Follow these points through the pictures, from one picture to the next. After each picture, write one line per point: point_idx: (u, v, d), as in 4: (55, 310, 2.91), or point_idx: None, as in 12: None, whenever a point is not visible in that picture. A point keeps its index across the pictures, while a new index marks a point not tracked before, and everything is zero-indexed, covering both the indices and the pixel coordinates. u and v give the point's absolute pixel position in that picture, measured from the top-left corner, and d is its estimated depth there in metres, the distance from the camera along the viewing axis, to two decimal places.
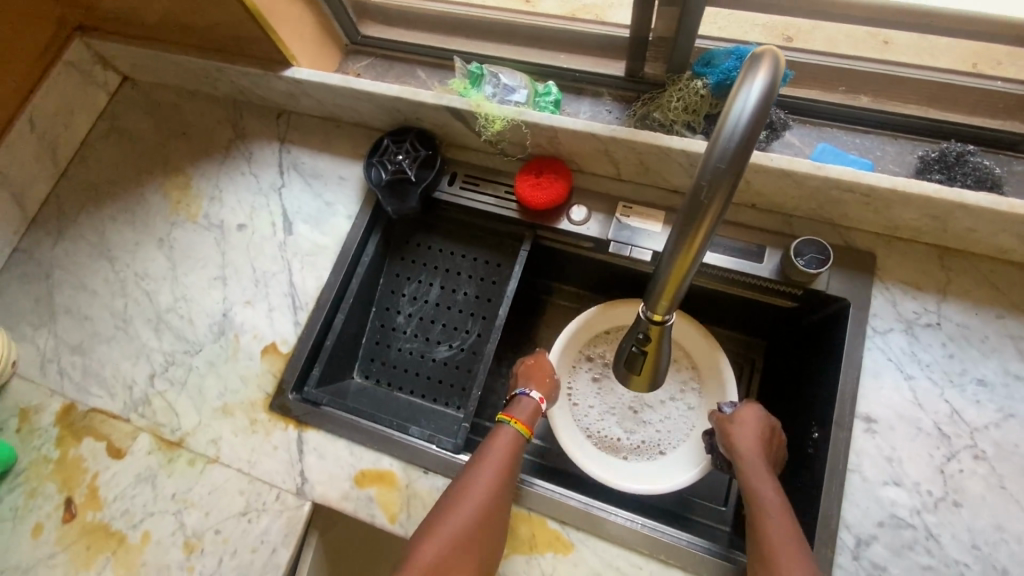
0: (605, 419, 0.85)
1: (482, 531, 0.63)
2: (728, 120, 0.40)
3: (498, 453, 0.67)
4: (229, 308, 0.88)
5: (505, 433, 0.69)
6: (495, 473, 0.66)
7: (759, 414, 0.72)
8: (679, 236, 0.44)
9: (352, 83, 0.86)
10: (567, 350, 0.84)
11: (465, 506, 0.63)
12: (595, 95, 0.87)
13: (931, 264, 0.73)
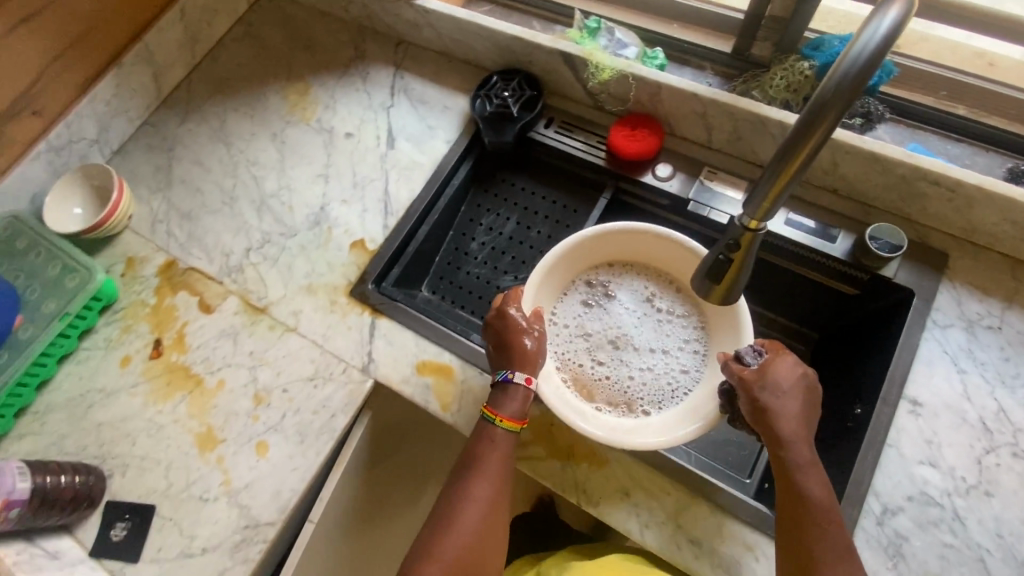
0: (581, 346, 0.82)
1: (484, 543, 0.64)
2: (856, 45, 0.42)
3: (494, 458, 0.67)
4: (327, 204, 0.97)
5: (495, 438, 0.68)
6: (491, 486, 0.66)
7: (790, 376, 0.63)
8: (785, 152, 0.45)
9: (478, 19, 0.94)
10: (561, 269, 0.81)
11: (462, 524, 0.64)
12: (697, 67, 0.91)
13: (1001, 273, 0.76)
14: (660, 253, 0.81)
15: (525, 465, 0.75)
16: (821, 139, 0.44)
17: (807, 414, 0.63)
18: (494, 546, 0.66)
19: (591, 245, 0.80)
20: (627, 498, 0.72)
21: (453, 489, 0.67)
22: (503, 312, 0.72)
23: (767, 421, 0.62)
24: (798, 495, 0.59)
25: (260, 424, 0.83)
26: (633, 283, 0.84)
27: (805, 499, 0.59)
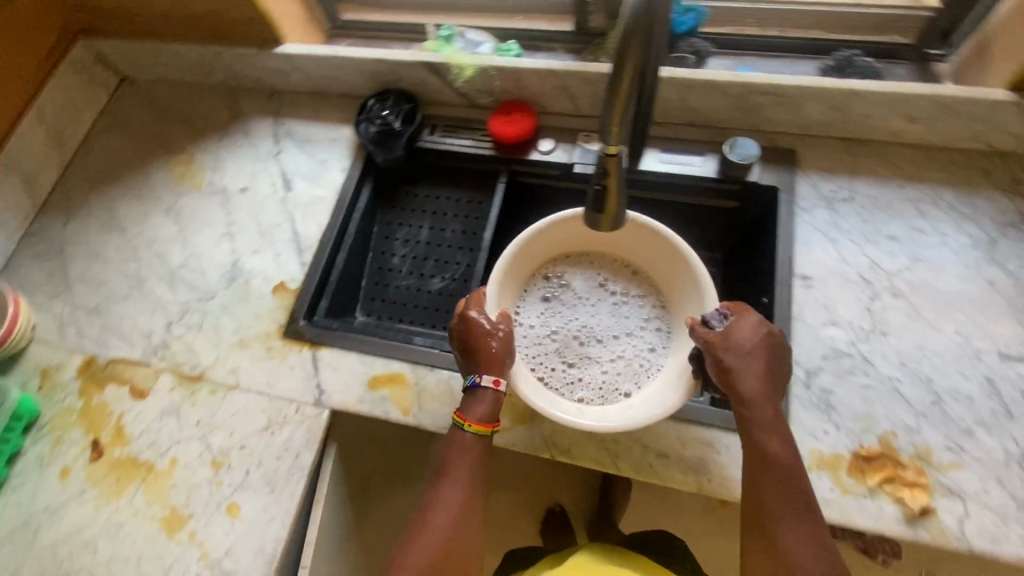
0: (549, 344, 0.83)
1: (457, 547, 0.65)
2: None
3: (462, 462, 0.68)
4: (239, 258, 0.97)
5: (463, 441, 0.69)
6: (460, 490, 0.67)
7: (753, 337, 0.66)
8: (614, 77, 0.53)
9: (339, 52, 1.00)
10: (518, 267, 0.82)
11: (433, 530, 0.65)
12: (550, 50, 1.01)
13: (843, 153, 0.87)
14: (606, 233, 0.84)
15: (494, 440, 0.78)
16: (629, 85, 0.53)
17: (773, 373, 0.65)
18: (469, 551, 0.66)
19: (543, 236, 0.81)
20: (594, 437, 0.77)
21: (423, 498, 0.68)
22: (464, 316, 0.71)
23: (728, 382, 0.65)
24: (756, 451, 0.62)
25: (225, 487, 0.81)
26: (586, 272, 0.87)
27: (762, 455, 0.62)
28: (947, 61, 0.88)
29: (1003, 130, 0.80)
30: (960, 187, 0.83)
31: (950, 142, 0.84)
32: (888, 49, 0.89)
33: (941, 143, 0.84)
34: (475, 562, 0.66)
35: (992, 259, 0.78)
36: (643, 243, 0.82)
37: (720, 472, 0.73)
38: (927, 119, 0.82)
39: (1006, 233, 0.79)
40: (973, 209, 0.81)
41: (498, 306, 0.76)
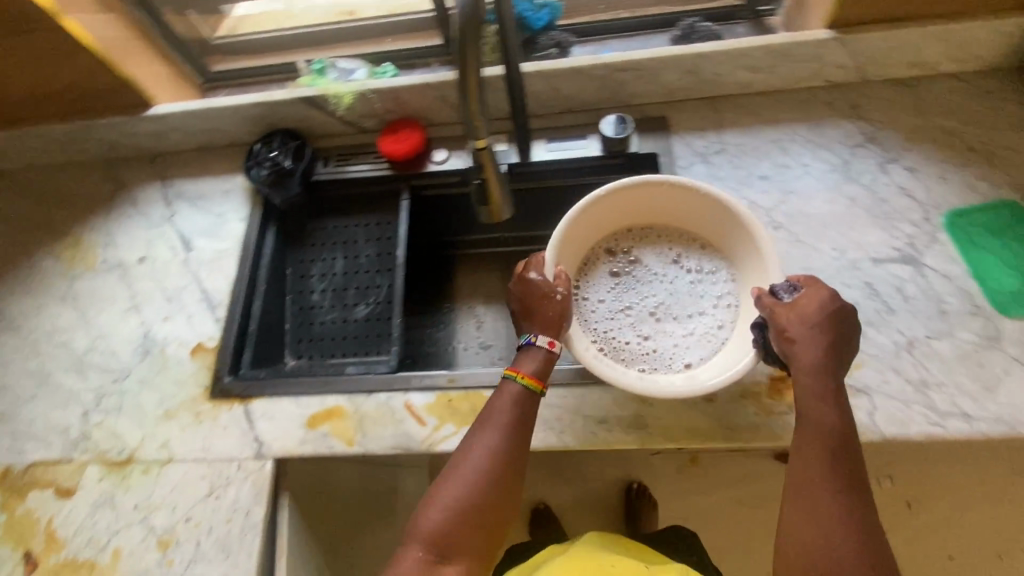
0: (617, 318, 0.84)
1: (489, 490, 0.67)
2: None
3: (503, 411, 0.70)
4: (149, 329, 0.93)
5: (510, 390, 0.71)
6: (499, 437, 0.69)
7: (822, 309, 0.66)
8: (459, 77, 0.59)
9: (212, 104, 0.99)
10: (579, 239, 0.82)
11: (467, 471, 0.67)
12: (425, 66, 1.04)
13: (708, 111, 0.95)
14: (668, 206, 0.84)
15: (443, 447, 0.78)
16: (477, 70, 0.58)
17: (836, 347, 0.66)
18: (502, 497, 0.67)
19: (606, 205, 0.82)
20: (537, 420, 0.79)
21: (464, 444, 0.71)
22: (523, 277, 0.75)
23: (791, 352, 0.66)
24: (810, 425, 0.64)
25: (178, 565, 0.78)
26: (657, 246, 0.87)
27: (816, 427, 0.63)
28: (776, 14, 0.98)
29: (832, 64, 0.89)
30: (810, 121, 0.91)
31: (793, 83, 0.93)
32: (725, 12, 0.97)
33: (787, 85, 0.93)
34: (507, 509, 0.68)
35: (849, 178, 0.87)
36: (712, 214, 0.80)
37: (657, 423, 0.77)
38: (768, 67, 0.90)
39: (856, 153, 0.88)
40: (825, 138, 0.90)
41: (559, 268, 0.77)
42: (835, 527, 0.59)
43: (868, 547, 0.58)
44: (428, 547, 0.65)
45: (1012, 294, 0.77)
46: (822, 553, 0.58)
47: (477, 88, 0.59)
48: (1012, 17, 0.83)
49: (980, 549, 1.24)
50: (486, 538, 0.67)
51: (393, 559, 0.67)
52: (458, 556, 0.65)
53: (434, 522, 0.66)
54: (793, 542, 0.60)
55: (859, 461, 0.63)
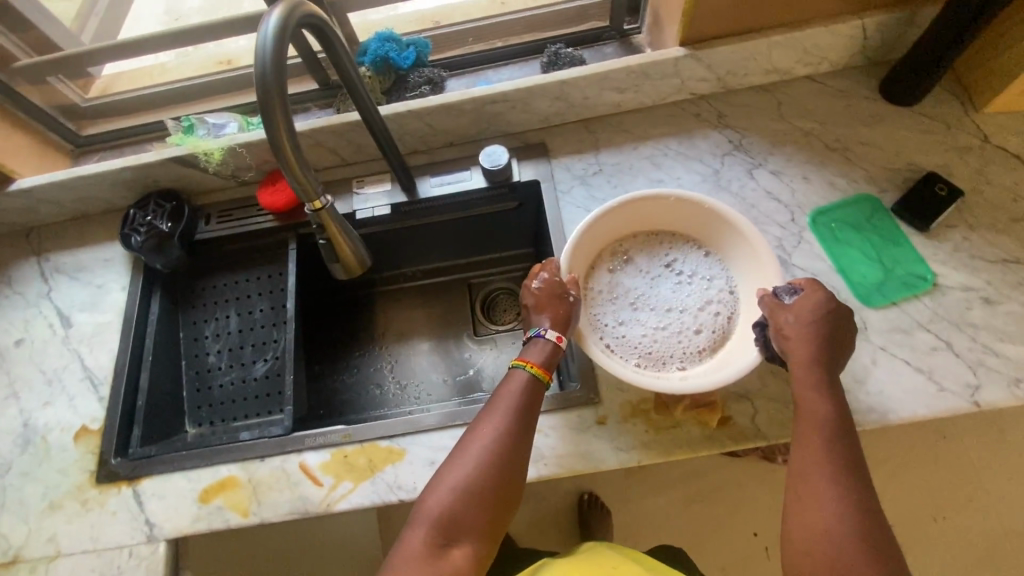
0: (610, 317, 0.82)
1: (497, 469, 0.65)
2: (257, 46, 0.56)
3: (511, 395, 0.70)
4: (28, 417, 0.88)
5: (518, 377, 0.71)
6: (508, 418, 0.68)
7: (819, 313, 0.68)
8: (271, 136, 0.58)
9: (77, 172, 0.95)
10: (593, 236, 0.82)
11: (474, 450, 0.66)
12: (304, 110, 1.01)
13: (584, 133, 0.96)
14: (676, 214, 0.83)
15: (341, 506, 0.77)
16: (286, 123, 0.58)
17: (830, 348, 0.67)
18: (510, 478, 0.66)
19: (618, 210, 0.82)
20: (435, 465, 0.78)
21: (470, 427, 0.70)
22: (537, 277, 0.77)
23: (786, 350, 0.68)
24: (807, 414, 0.65)
25: None
26: (660, 250, 0.86)
27: (816, 412, 0.64)
28: (641, 32, 1.00)
29: (694, 78, 0.92)
30: (680, 134, 0.94)
31: (662, 99, 0.96)
32: (591, 34, 0.99)
33: (656, 102, 0.96)
34: (514, 491, 0.67)
35: (720, 187, 0.89)
36: (724, 232, 0.81)
37: (553, 453, 0.77)
38: (634, 86, 0.93)
39: (725, 162, 0.91)
40: (696, 149, 0.93)
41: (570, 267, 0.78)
42: (835, 511, 0.59)
43: (870, 528, 0.58)
44: (433, 527, 0.63)
45: (874, 285, 0.80)
46: (824, 538, 0.58)
47: (290, 141, 0.58)
48: (849, 21, 0.87)
49: (910, 510, 1.31)
50: (492, 518, 0.65)
51: (396, 544, 0.64)
52: (463, 535, 0.63)
53: (441, 501, 0.64)
54: (799, 528, 0.60)
55: (858, 447, 0.64)
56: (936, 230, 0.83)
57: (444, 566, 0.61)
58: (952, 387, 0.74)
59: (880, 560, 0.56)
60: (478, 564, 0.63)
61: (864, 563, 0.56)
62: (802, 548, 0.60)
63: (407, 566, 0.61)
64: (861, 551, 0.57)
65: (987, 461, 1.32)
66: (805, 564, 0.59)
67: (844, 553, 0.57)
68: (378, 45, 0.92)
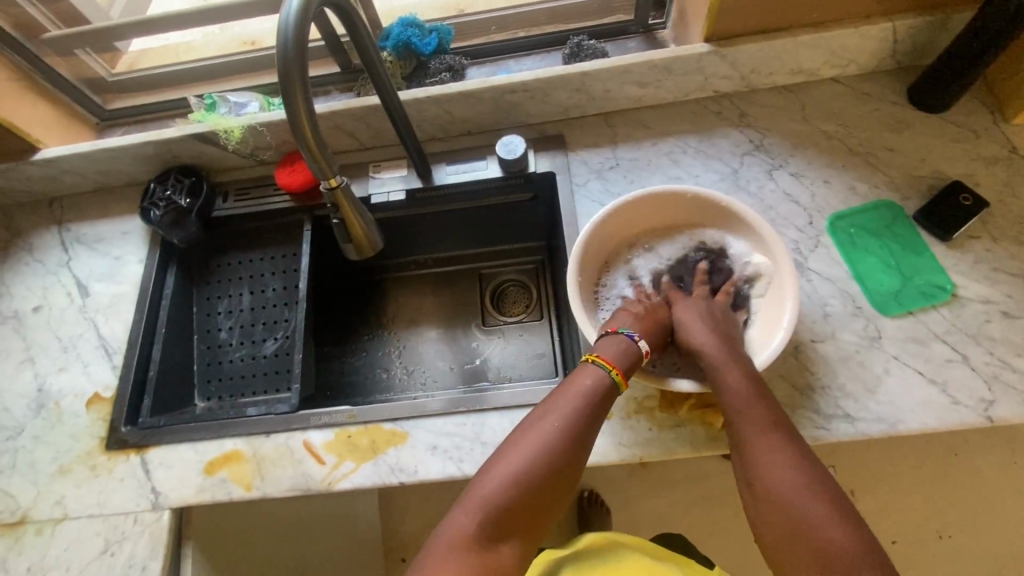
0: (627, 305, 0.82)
1: (557, 468, 0.62)
2: (280, 25, 0.56)
3: (579, 392, 0.66)
4: (43, 382, 0.90)
5: (591, 373, 0.67)
6: (574, 416, 0.64)
7: (693, 308, 0.75)
8: (291, 116, 0.58)
9: (100, 144, 0.96)
10: (611, 228, 0.82)
11: (537, 444, 0.63)
12: (325, 93, 1.02)
13: (603, 127, 0.96)
14: (695, 213, 0.83)
15: (342, 485, 0.77)
16: (306, 105, 0.58)
17: (719, 328, 0.72)
18: (568, 478, 0.63)
19: (637, 204, 0.81)
20: (437, 450, 0.78)
21: (531, 418, 0.66)
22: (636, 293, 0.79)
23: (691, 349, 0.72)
24: (722, 390, 0.66)
25: None
26: (685, 248, 0.85)
27: (730, 386, 0.66)
28: (666, 27, 0.99)
29: (717, 75, 0.91)
30: (701, 132, 0.93)
31: (684, 95, 0.95)
32: (615, 27, 0.98)
33: (678, 98, 0.95)
34: (568, 491, 0.64)
35: (738, 187, 0.88)
36: (741, 232, 0.80)
37: None
38: (656, 81, 0.92)
39: (745, 162, 0.90)
40: (715, 148, 0.91)
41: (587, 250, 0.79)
42: (785, 473, 0.59)
43: (821, 482, 0.58)
44: (485, 518, 0.60)
45: (891, 293, 0.79)
46: (783, 503, 0.58)
47: (309, 121, 0.59)
48: (879, 22, 0.85)
49: (916, 526, 1.29)
50: (542, 516, 0.62)
51: (442, 528, 0.61)
52: (513, 532, 0.61)
53: (496, 491, 0.61)
54: (759, 498, 0.60)
55: (779, 407, 0.65)
56: (958, 241, 0.81)
57: (491, 561, 0.59)
58: (966, 401, 0.72)
59: (839, 508, 0.57)
60: (520, 560, 0.62)
61: (828, 519, 0.56)
62: (769, 521, 0.58)
63: (454, 554, 0.59)
64: (819, 499, 0.57)
65: (999, 481, 1.29)
66: (774, 536, 0.58)
67: (807, 517, 0.56)
68: (400, 29, 0.93)
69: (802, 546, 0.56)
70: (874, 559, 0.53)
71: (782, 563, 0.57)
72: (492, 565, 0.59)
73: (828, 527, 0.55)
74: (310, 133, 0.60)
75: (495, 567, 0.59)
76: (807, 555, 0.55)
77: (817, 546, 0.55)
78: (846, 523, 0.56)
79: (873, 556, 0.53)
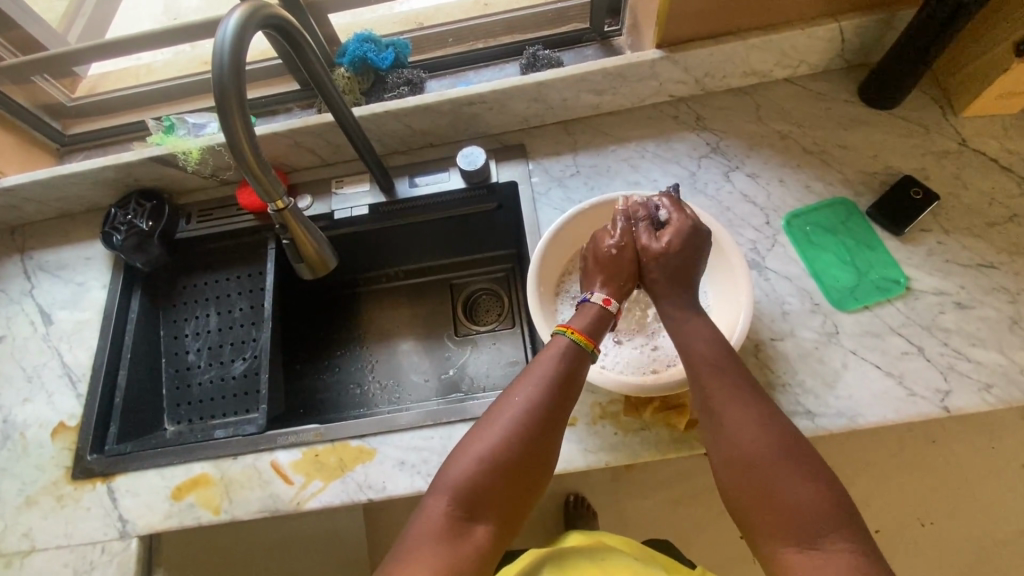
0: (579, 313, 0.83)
1: (524, 445, 0.63)
2: (215, 46, 0.57)
3: (547, 366, 0.67)
4: (8, 413, 0.89)
5: (559, 344, 0.69)
6: (543, 393, 0.65)
7: (681, 230, 0.73)
8: (229, 138, 0.58)
9: (58, 171, 0.95)
10: (568, 236, 0.84)
11: (503, 423, 0.63)
12: (286, 111, 1.02)
13: (563, 134, 0.97)
14: None
15: (310, 504, 0.77)
16: (244, 125, 0.58)
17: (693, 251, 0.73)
18: (538, 455, 0.63)
19: (592, 214, 0.83)
20: (404, 465, 0.78)
21: (499, 399, 0.67)
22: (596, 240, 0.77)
23: (668, 259, 0.73)
24: (698, 351, 0.67)
25: None
26: None
27: (702, 354, 0.67)
28: (622, 34, 1.00)
29: (671, 80, 0.92)
30: (659, 136, 0.94)
31: (641, 101, 0.96)
32: (570, 36, 1.00)
33: (635, 103, 0.96)
34: (541, 469, 0.64)
35: (695, 189, 0.89)
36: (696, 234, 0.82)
37: None
38: (612, 88, 0.93)
39: (702, 164, 0.91)
40: (673, 151, 0.93)
41: (546, 257, 0.81)
42: (756, 434, 0.61)
43: (787, 442, 0.61)
44: (455, 500, 0.61)
45: (847, 289, 0.80)
46: (749, 461, 0.60)
47: (248, 140, 0.59)
48: (826, 23, 0.86)
49: (897, 514, 1.30)
50: (514, 496, 0.63)
51: (415, 516, 0.61)
52: (486, 512, 0.61)
53: (465, 472, 0.61)
54: (727, 461, 0.62)
55: (746, 369, 0.67)
56: (911, 235, 0.83)
57: (465, 543, 0.59)
58: (922, 393, 0.73)
59: (800, 466, 0.59)
60: (497, 544, 0.62)
61: (797, 482, 0.58)
62: (739, 485, 0.60)
63: (427, 538, 0.59)
64: (785, 461, 0.59)
65: (975, 467, 1.31)
66: (744, 498, 0.60)
67: (774, 480, 0.59)
68: (356, 46, 0.93)
69: (773, 509, 0.58)
70: (839, 518, 0.57)
71: (756, 525, 0.59)
72: (467, 547, 0.59)
73: (797, 490, 0.58)
74: (251, 154, 0.60)
75: (469, 549, 0.59)
76: (778, 517, 0.58)
77: (786, 508, 0.57)
78: (812, 483, 0.58)
79: (838, 513, 0.57)
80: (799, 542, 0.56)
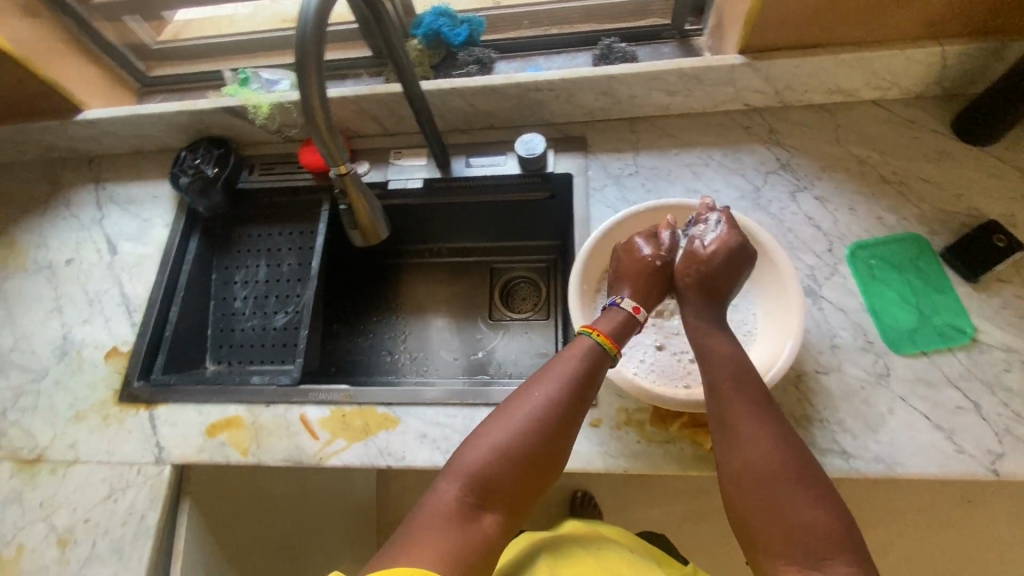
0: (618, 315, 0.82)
1: (541, 441, 0.63)
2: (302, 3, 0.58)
3: (568, 364, 0.67)
4: (69, 331, 0.95)
5: (582, 344, 0.68)
6: (563, 390, 0.65)
7: (727, 244, 0.71)
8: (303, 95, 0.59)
9: (138, 110, 1.00)
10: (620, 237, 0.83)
11: (521, 416, 0.63)
12: (355, 76, 1.04)
13: (627, 131, 0.94)
14: None
15: (332, 461, 0.80)
16: (319, 84, 0.60)
17: (735, 267, 0.71)
18: (552, 451, 0.63)
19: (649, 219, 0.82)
20: (426, 438, 0.80)
21: (518, 391, 0.67)
22: (631, 245, 0.76)
23: (709, 272, 0.71)
24: (717, 363, 0.65)
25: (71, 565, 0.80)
26: None
27: (721, 365, 0.65)
28: (703, 34, 0.97)
29: (749, 88, 0.89)
30: (727, 146, 0.91)
31: (713, 106, 0.92)
32: (648, 31, 0.97)
33: (707, 108, 0.93)
34: (554, 465, 0.64)
35: (757, 206, 0.86)
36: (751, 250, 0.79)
37: None
38: (685, 90, 0.90)
39: (768, 180, 0.87)
40: (739, 163, 0.89)
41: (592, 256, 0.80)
42: (768, 452, 0.59)
43: (799, 464, 0.59)
44: (467, 486, 0.61)
45: (906, 331, 0.76)
46: (758, 478, 0.58)
47: (319, 100, 0.60)
48: (927, 45, 0.81)
49: (917, 567, 1.24)
50: (526, 489, 0.63)
51: (426, 497, 0.62)
52: (497, 501, 0.61)
53: (480, 459, 0.62)
54: (734, 475, 0.60)
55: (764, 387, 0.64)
56: (986, 283, 0.77)
57: (474, 529, 0.60)
58: (972, 451, 0.69)
59: (811, 490, 0.57)
60: (505, 533, 0.62)
61: (806, 505, 0.56)
62: (744, 499, 0.59)
63: (436, 520, 0.60)
64: (794, 481, 0.57)
65: (1010, 534, 1.24)
66: (748, 514, 0.58)
67: (783, 499, 0.57)
68: (432, 19, 0.93)
69: (779, 528, 0.56)
70: (850, 546, 0.54)
71: (759, 543, 0.57)
72: (475, 534, 0.59)
73: (809, 512, 0.56)
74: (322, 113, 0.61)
75: (478, 536, 0.60)
76: (785, 536, 0.55)
77: (795, 529, 0.55)
78: (828, 509, 0.56)
79: (847, 540, 0.55)
80: (804, 565, 0.54)
